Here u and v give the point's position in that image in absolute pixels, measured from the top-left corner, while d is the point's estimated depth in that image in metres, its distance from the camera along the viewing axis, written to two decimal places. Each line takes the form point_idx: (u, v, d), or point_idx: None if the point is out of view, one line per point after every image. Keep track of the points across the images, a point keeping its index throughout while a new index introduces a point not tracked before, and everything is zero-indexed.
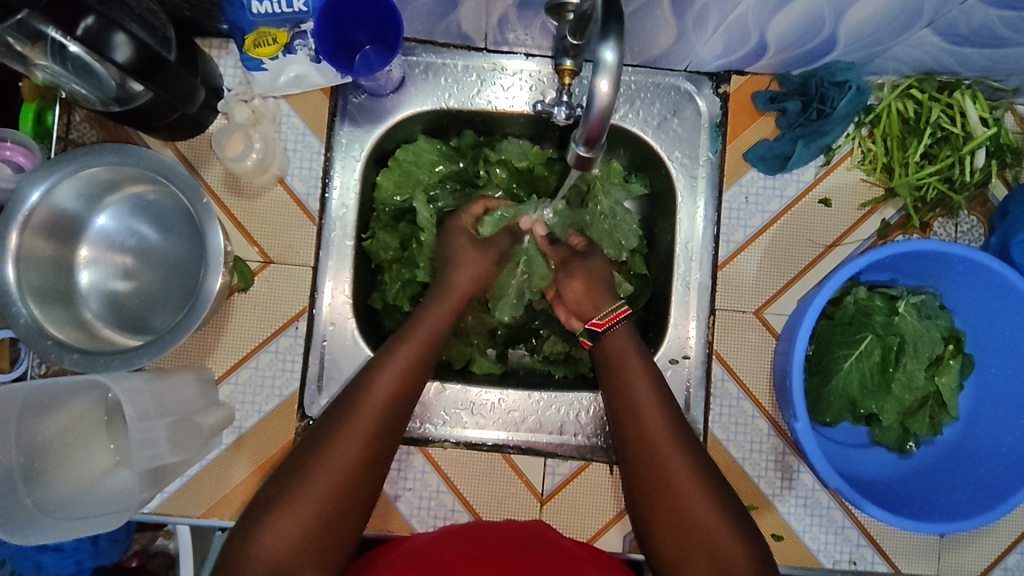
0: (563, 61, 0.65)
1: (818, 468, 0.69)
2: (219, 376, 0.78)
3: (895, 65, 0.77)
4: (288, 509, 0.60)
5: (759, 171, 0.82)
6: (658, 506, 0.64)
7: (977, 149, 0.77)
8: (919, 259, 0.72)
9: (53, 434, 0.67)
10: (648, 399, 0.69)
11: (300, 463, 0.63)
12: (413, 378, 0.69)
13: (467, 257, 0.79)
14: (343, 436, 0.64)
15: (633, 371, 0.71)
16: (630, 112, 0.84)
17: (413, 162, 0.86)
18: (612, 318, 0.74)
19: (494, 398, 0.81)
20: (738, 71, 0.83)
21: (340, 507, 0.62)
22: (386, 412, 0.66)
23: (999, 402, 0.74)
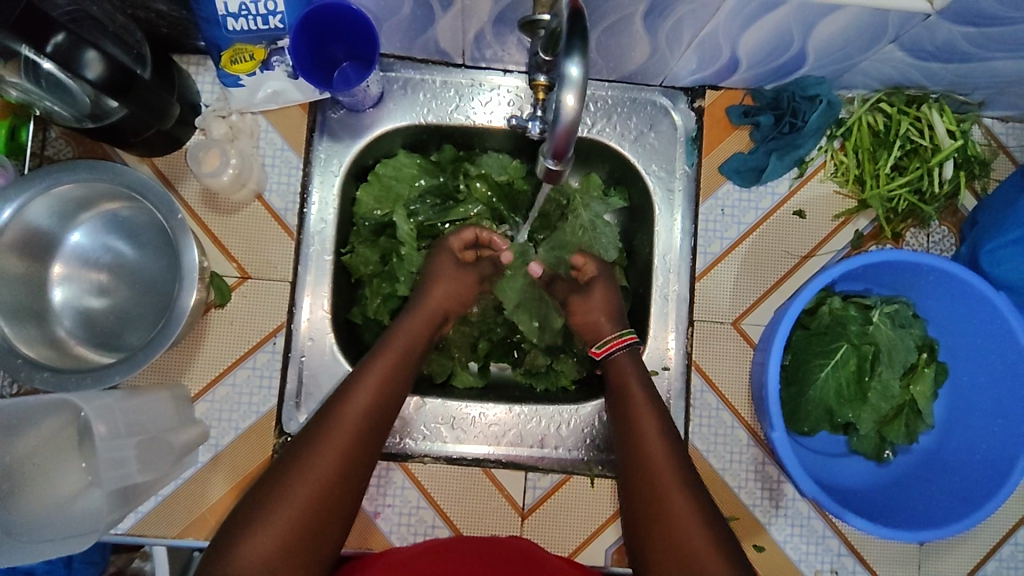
0: (538, 76, 0.65)
1: (795, 477, 0.68)
2: (194, 394, 0.77)
3: (864, 80, 0.79)
4: (270, 513, 0.59)
5: (734, 184, 0.83)
6: (652, 524, 0.65)
7: (945, 161, 0.79)
8: (893, 268, 0.73)
9: (24, 453, 0.67)
10: (648, 421, 0.72)
11: (283, 468, 0.62)
12: (392, 393, 0.71)
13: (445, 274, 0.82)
14: (326, 442, 0.64)
15: (637, 400, 0.73)
16: (607, 127, 0.85)
17: (393, 176, 0.87)
18: (610, 346, 0.79)
19: (476, 413, 0.81)
20: (713, 86, 0.84)
21: (320, 513, 0.61)
22: (369, 420, 0.67)
23: (974, 410, 0.74)
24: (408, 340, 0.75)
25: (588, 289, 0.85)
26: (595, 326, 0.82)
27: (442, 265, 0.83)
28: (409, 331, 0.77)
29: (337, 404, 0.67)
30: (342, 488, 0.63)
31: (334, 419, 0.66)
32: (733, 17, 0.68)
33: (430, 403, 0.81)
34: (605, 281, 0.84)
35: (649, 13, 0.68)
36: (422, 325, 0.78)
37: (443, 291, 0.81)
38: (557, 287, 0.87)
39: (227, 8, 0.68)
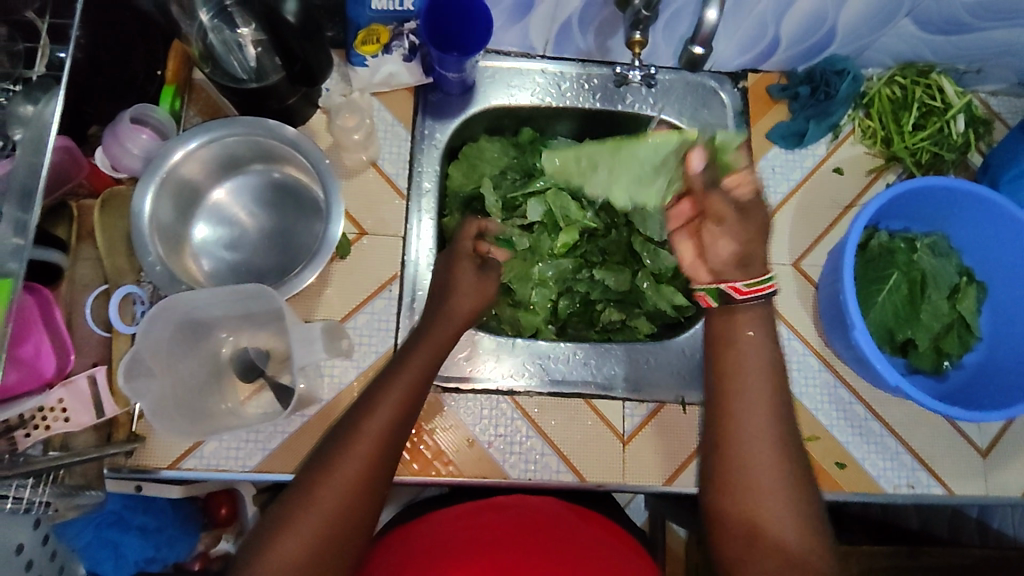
0: (632, 34, 0.79)
1: (878, 366, 0.76)
2: (340, 320, 0.83)
3: (881, 57, 0.95)
4: (298, 517, 0.60)
5: (780, 147, 0.97)
6: (735, 492, 0.64)
7: (956, 116, 0.93)
8: (926, 196, 0.84)
9: (176, 383, 0.70)
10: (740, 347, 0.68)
11: (306, 478, 0.63)
12: (414, 402, 0.70)
13: (466, 285, 0.81)
14: (346, 453, 0.64)
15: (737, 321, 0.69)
16: (667, 106, 0.99)
17: (478, 157, 0.99)
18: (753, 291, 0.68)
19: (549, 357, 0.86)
20: (753, 70, 0.99)
21: (343, 522, 0.61)
22: (391, 433, 0.66)
23: (1015, 319, 0.85)
24: (426, 354, 0.74)
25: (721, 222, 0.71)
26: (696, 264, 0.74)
27: (466, 273, 0.82)
28: (434, 343, 0.75)
29: (359, 418, 0.67)
30: (362, 499, 0.63)
31: (355, 429, 0.65)
32: None
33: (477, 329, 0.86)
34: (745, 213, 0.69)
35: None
36: (442, 342, 0.76)
37: (466, 301, 0.80)
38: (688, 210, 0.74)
39: None
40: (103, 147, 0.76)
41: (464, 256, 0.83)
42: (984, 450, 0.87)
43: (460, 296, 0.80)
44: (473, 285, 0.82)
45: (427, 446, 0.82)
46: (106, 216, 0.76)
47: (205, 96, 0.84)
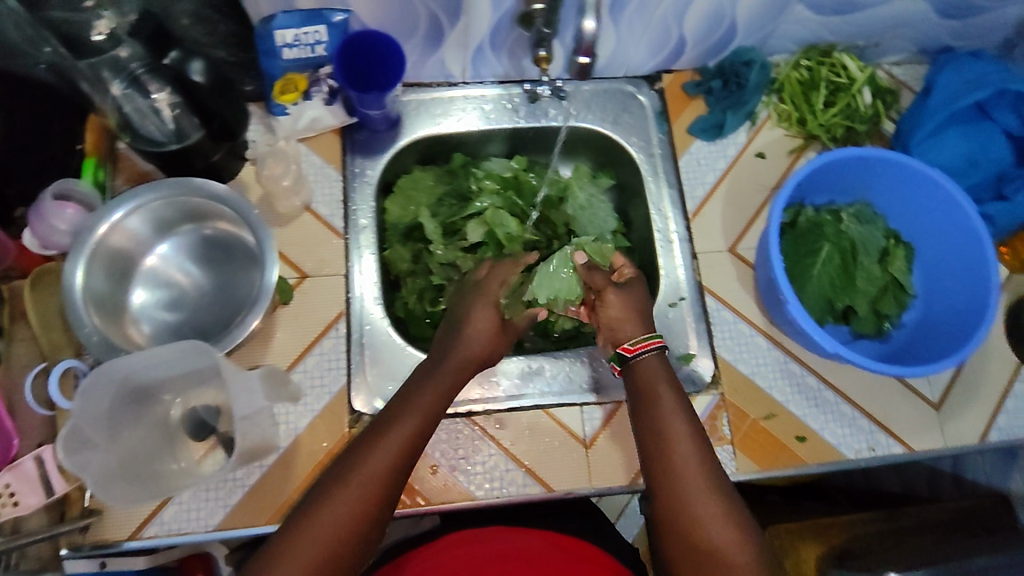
0: (538, 52, 0.82)
1: (817, 338, 0.78)
2: (287, 367, 0.83)
3: (784, 43, 0.99)
4: (291, 557, 0.61)
5: (702, 140, 1.00)
6: (686, 538, 0.67)
7: (861, 89, 0.97)
8: (844, 167, 0.87)
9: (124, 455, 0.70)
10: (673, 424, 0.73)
11: (292, 529, 0.64)
12: (416, 446, 0.71)
13: (483, 322, 0.83)
14: (335, 498, 0.65)
15: (659, 395, 0.76)
16: (589, 114, 1.02)
17: (413, 187, 1.00)
18: (643, 345, 0.80)
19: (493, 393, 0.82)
20: (666, 71, 1.03)
21: (333, 565, 0.62)
22: (390, 480, 0.67)
23: (944, 273, 0.88)
24: (427, 395, 0.75)
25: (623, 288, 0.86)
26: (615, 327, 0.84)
27: (483, 316, 0.83)
28: (451, 374, 0.78)
29: (358, 460, 0.67)
30: (356, 542, 0.64)
31: (350, 471, 0.67)
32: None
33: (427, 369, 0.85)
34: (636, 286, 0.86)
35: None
36: (447, 382, 0.77)
37: (477, 346, 0.81)
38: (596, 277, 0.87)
39: (284, 41, 0.84)
40: (29, 228, 0.77)
41: (485, 300, 0.84)
42: (937, 403, 0.90)
43: (474, 341, 0.81)
44: (492, 329, 0.83)
45: None
46: (38, 293, 0.76)
47: (131, 164, 0.85)
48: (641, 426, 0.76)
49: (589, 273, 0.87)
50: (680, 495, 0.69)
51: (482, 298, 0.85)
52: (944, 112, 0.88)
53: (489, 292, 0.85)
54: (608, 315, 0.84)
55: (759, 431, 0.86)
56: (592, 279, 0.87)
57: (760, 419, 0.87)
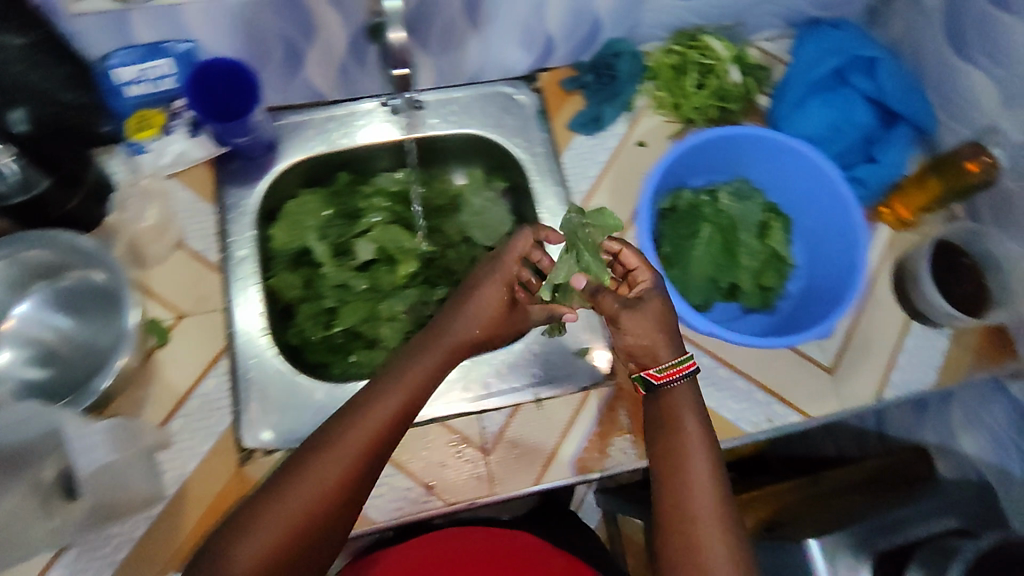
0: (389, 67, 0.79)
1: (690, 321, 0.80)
2: (160, 423, 0.80)
3: (652, 31, 0.99)
4: (265, 522, 0.63)
5: (583, 134, 0.99)
6: (676, 543, 0.68)
7: (728, 68, 0.98)
8: (713, 147, 0.88)
9: None
10: (693, 467, 0.71)
11: (277, 485, 0.65)
12: (408, 413, 0.71)
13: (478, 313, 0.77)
14: (324, 463, 0.65)
15: (683, 434, 0.73)
16: (472, 119, 1.00)
17: (300, 210, 0.97)
18: (671, 374, 0.75)
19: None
20: (543, 68, 1.02)
21: (308, 534, 0.64)
22: (379, 443, 0.68)
23: (820, 240, 0.90)
24: (420, 373, 0.72)
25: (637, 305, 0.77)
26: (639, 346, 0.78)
27: (487, 299, 0.77)
28: (458, 327, 0.76)
29: (339, 434, 0.67)
30: (340, 504, 0.65)
31: (334, 442, 0.67)
32: None
33: (322, 389, 0.84)
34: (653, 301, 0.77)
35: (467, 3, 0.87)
36: (440, 355, 0.74)
37: (477, 327, 0.77)
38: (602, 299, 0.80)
39: (124, 79, 0.83)
40: None
41: (496, 287, 0.78)
42: (830, 367, 0.92)
43: (472, 321, 0.77)
44: (490, 321, 0.78)
45: None
46: None
47: None
48: (654, 436, 0.75)
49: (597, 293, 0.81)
50: (681, 509, 0.69)
51: (488, 287, 0.78)
52: (804, 81, 0.90)
53: (504, 272, 0.79)
54: (627, 343, 0.79)
55: None
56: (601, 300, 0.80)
57: None
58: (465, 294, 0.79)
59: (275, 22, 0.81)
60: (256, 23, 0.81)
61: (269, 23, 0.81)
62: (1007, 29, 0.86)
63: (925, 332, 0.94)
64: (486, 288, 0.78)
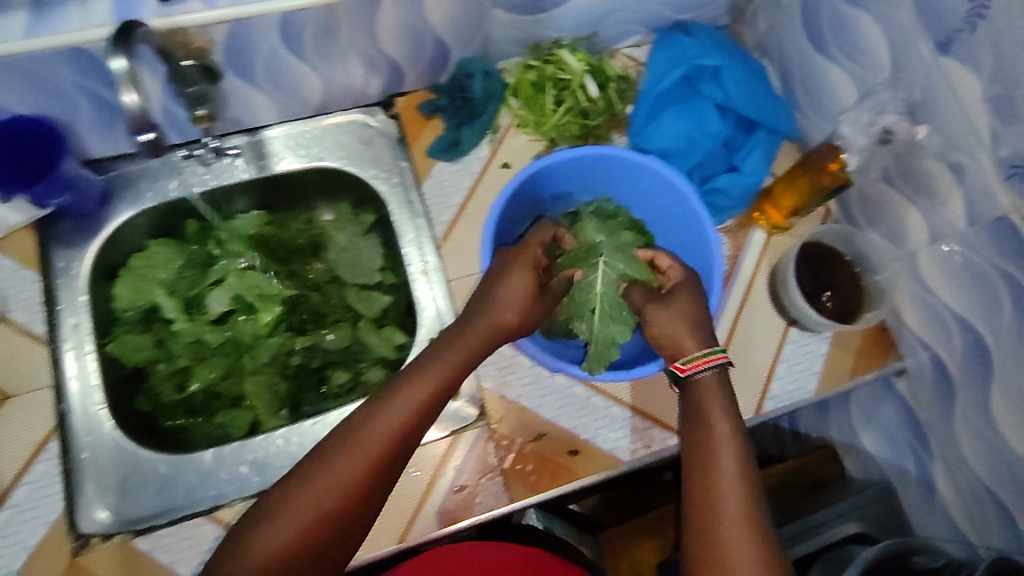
0: (197, 110, 0.76)
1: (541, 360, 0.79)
2: None
3: (508, 47, 0.95)
4: (286, 513, 0.61)
5: (444, 161, 0.93)
6: (696, 520, 0.64)
7: (583, 81, 0.94)
8: (564, 171, 0.86)
9: None
10: (720, 453, 0.67)
11: (302, 470, 0.64)
12: (433, 407, 0.69)
13: (513, 293, 0.75)
14: (350, 452, 0.64)
15: (711, 417, 0.70)
16: (324, 152, 0.93)
17: (148, 265, 0.90)
18: (697, 364, 0.73)
19: (248, 469, 0.80)
20: (398, 93, 0.96)
21: (329, 526, 0.62)
22: (403, 435, 0.66)
23: (685, 255, 0.89)
24: (451, 360, 0.70)
25: (671, 298, 0.79)
26: (663, 337, 0.77)
27: (518, 283, 0.75)
28: (486, 319, 0.74)
29: (368, 420, 0.66)
30: (362, 498, 0.63)
31: (364, 430, 0.65)
32: (355, 23, 0.78)
33: (165, 462, 0.80)
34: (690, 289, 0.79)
35: (287, 40, 0.77)
36: (477, 340, 0.72)
37: (504, 311, 0.74)
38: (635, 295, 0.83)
39: None
40: None
41: (524, 266, 0.77)
42: None
43: (501, 308, 0.74)
44: (522, 306, 0.74)
45: None
46: None
47: None
48: (687, 438, 0.71)
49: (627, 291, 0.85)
50: (707, 501, 0.64)
51: (513, 269, 0.77)
52: (653, 93, 0.87)
53: (526, 257, 0.78)
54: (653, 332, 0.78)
55: (528, 453, 0.84)
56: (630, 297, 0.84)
57: (529, 442, 0.84)
58: (495, 279, 0.77)
59: (69, 75, 0.74)
60: (46, 78, 0.73)
61: (61, 77, 0.74)
62: (858, 25, 0.83)
63: (803, 338, 0.93)
64: (521, 271, 0.76)
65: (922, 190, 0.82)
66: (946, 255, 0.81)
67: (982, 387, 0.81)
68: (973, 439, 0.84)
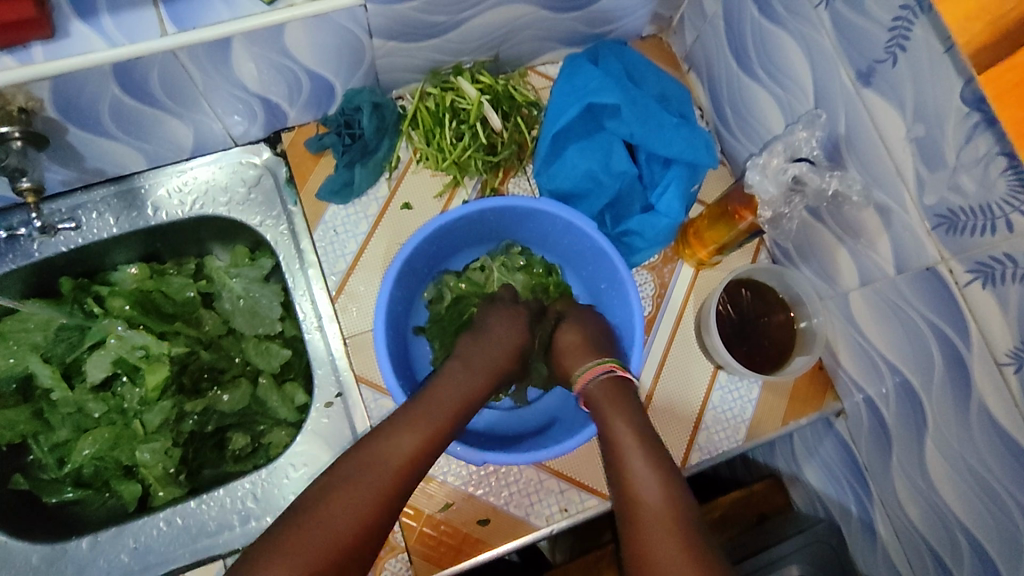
0: (20, 183, 0.73)
1: (462, 453, 0.71)
2: None
3: (406, 75, 0.88)
4: (295, 545, 0.55)
5: (337, 204, 0.87)
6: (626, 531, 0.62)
7: (483, 112, 0.87)
8: (456, 229, 0.81)
9: None
10: (631, 458, 0.66)
11: (307, 499, 0.59)
12: (445, 436, 0.66)
13: (502, 329, 0.76)
14: (360, 478, 0.60)
15: (614, 424, 0.69)
16: (205, 201, 0.86)
17: (21, 329, 0.83)
18: (589, 375, 0.72)
19: (128, 558, 0.75)
20: (285, 128, 0.89)
21: (341, 553, 0.56)
22: (417, 463, 0.63)
23: (606, 302, 0.84)
24: (461, 393, 0.69)
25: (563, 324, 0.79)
26: (562, 369, 0.77)
27: (512, 322, 0.78)
28: (493, 348, 0.74)
29: (377, 443, 0.62)
30: (373, 528, 0.58)
31: (369, 457, 0.61)
32: (201, 65, 0.70)
33: (39, 552, 0.74)
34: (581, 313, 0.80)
35: (129, 90, 0.70)
36: (483, 372, 0.72)
37: (499, 348, 0.75)
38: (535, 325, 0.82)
39: None
40: None
41: (510, 312, 0.79)
42: None
43: (496, 343, 0.75)
44: (511, 340, 0.76)
45: None
46: None
47: None
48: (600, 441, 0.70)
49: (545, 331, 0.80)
50: (631, 506, 0.63)
51: (505, 310, 0.79)
52: (551, 132, 0.80)
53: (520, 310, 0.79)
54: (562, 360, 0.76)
55: (435, 525, 0.77)
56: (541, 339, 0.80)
57: (438, 514, 0.77)
58: (478, 328, 0.77)
59: None
60: None
61: None
62: (778, 43, 0.77)
63: (732, 383, 0.88)
64: (506, 313, 0.78)
65: (851, 231, 0.75)
66: (875, 298, 0.74)
67: (915, 437, 0.74)
68: (910, 492, 0.78)
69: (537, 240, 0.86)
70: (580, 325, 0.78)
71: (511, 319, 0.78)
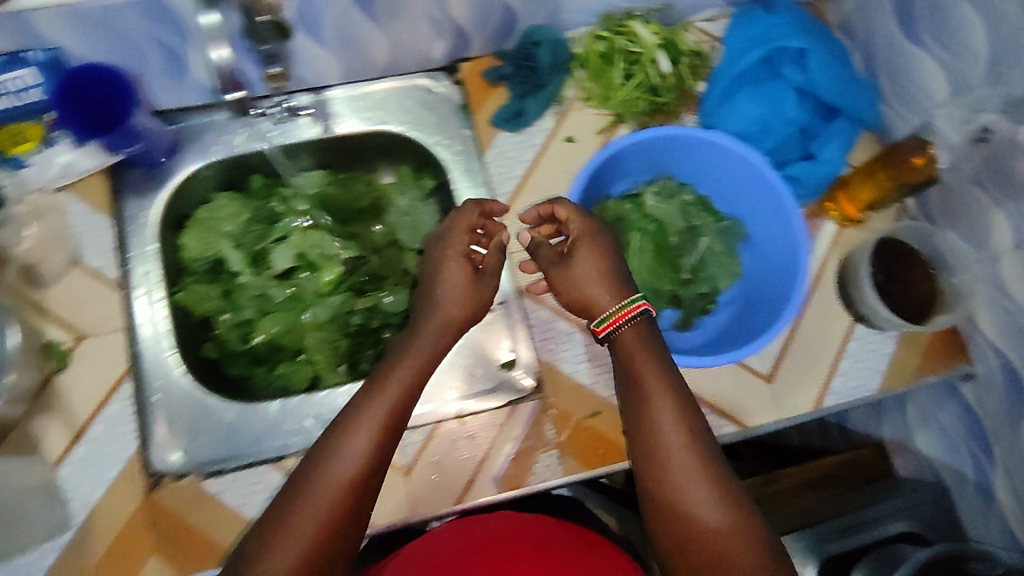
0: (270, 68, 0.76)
1: (638, 351, 0.77)
2: (56, 459, 0.77)
3: (579, 16, 0.93)
4: (282, 540, 0.57)
5: (507, 131, 0.93)
6: (657, 488, 0.65)
7: (657, 56, 0.92)
8: (629, 156, 0.86)
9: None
10: (663, 416, 0.68)
11: (284, 497, 0.60)
12: (404, 409, 0.67)
13: (450, 270, 0.79)
14: (324, 470, 0.61)
15: (646, 384, 0.70)
16: (389, 117, 0.93)
17: (213, 217, 0.91)
18: (614, 322, 0.74)
19: (312, 424, 0.81)
20: (464, 59, 0.95)
21: (330, 535, 0.59)
22: (379, 451, 0.63)
23: (765, 237, 0.87)
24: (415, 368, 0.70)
25: (569, 258, 0.79)
26: (583, 302, 0.78)
27: (456, 269, 0.79)
28: (444, 310, 0.76)
29: (338, 437, 0.63)
30: (355, 510, 0.60)
31: (329, 450, 0.62)
32: None
33: (233, 409, 0.81)
34: (593, 237, 0.79)
35: None
36: (426, 353, 0.73)
37: (460, 299, 0.77)
38: (541, 255, 0.83)
39: None
40: None
41: (459, 254, 0.80)
42: (768, 375, 0.89)
43: (451, 301, 0.77)
44: (481, 286, 0.78)
45: (184, 543, 0.76)
46: None
47: None
48: (626, 396, 0.72)
49: (533, 250, 0.83)
50: (661, 467, 0.65)
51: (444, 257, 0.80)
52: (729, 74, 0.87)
53: (456, 242, 0.80)
54: (575, 292, 0.78)
55: (586, 430, 0.83)
56: (539, 255, 0.83)
57: (585, 419, 0.84)
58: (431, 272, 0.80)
59: (140, 24, 0.75)
60: (116, 25, 0.74)
61: (133, 28, 0.75)
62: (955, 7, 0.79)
63: (868, 336, 0.91)
64: (446, 255, 0.80)
65: (1012, 194, 0.78)
66: None
67: None
68: None
69: (697, 175, 0.90)
70: (594, 253, 0.78)
71: (470, 257, 0.80)
